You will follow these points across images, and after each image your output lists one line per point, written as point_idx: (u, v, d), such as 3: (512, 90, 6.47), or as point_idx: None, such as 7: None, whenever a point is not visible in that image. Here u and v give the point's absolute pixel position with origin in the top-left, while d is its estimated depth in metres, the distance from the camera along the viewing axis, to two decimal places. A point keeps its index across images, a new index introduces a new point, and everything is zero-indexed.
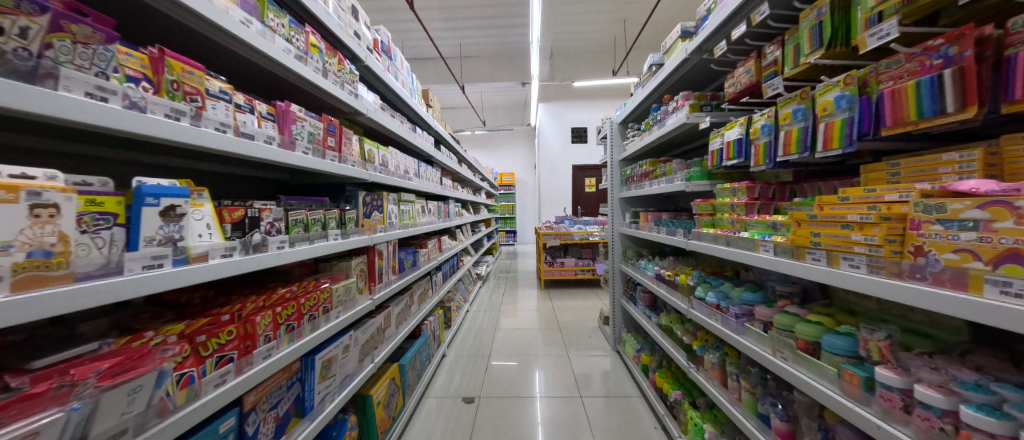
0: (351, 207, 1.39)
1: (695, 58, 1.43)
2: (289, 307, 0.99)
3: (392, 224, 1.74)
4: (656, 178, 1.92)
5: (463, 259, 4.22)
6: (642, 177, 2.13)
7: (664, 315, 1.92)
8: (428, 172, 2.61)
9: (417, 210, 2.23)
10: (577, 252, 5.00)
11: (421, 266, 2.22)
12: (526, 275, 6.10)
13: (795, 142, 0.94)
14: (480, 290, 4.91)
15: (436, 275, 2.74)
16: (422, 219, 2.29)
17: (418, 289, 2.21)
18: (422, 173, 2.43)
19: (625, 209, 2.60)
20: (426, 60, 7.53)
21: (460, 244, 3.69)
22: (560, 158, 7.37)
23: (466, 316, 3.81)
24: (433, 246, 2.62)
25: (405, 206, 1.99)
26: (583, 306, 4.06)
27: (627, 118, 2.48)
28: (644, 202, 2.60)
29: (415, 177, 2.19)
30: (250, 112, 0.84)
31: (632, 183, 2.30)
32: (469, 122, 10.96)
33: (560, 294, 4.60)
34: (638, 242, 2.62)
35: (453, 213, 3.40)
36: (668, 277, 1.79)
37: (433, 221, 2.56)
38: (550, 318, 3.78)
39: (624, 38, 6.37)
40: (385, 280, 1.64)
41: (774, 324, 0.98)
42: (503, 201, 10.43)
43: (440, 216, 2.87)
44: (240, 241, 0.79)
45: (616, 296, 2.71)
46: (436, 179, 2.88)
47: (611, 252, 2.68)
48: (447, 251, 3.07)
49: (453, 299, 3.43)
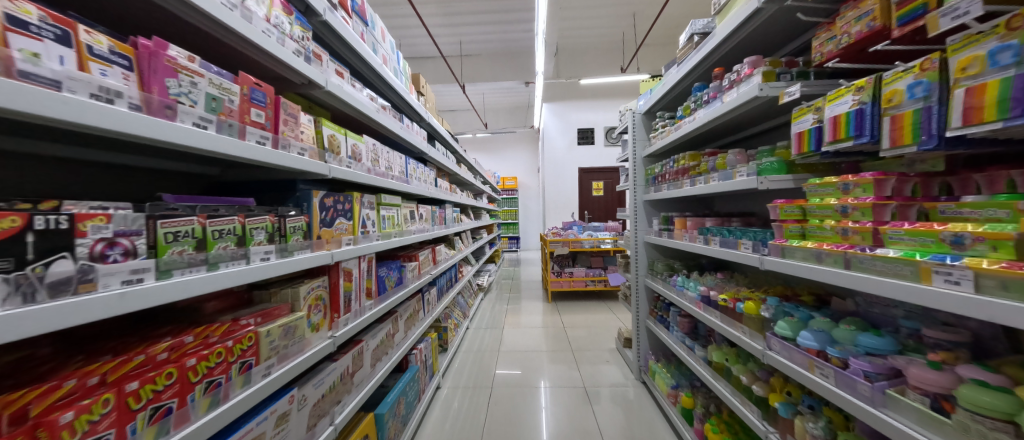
0: (299, 212, 1.01)
1: (770, 8, 1.08)
2: (160, 378, 0.59)
3: (366, 234, 1.36)
4: (700, 175, 1.54)
5: (463, 269, 3.84)
6: (676, 175, 1.74)
7: (714, 349, 1.47)
8: (420, 172, 2.24)
9: (405, 216, 1.86)
10: (587, 261, 4.60)
11: (407, 284, 1.82)
12: (531, 284, 5.70)
13: (991, 106, 0.55)
14: (481, 303, 4.52)
15: (430, 293, 2.35)
16: (411, 227, 1.92)
17: (405, 312, 1.83)
18: (412, 173, 2.05)
19: (651, 214, 2.21)
20: (426, 59, 7.29)
21: (458, 253, 3.31)
22: (566, 161, 7.01)
23: (465, 333, 3.41)
24: (425, 258, 2.23)
25: (389, 211, 1.63)
26: (595, 322, 3.64)
27: (654, 107, 2.11)
28: (674, 206, 2.21)
29: (402, 178, 1.81)
30: (51, 38, 0.44)
31: (662, 183, 1.90)
32: (471, 124, 10.66)
33: (569, 307, 4.19)
34: (667, 253, 2.22)
35: (450, 220, 3.03)
36: (723, 302, 1.36)
37: (426, 230, 2.18)
38: (560, 336, 3.35)
39: (633, 34, 6.05)
40: (351, 308, 1.24)
41: (964, 405, 0.63)
42: (506, 206, 10.06)
43: (435, 224, 2.49)
44: (5, 279, 0.38)
45: (640, 317, 2.27)
46: (430, 181, 2.50)
47: (634, 265, 2.27)
48: (444, 264, 2.68)
49: (451, 317, 3.05)
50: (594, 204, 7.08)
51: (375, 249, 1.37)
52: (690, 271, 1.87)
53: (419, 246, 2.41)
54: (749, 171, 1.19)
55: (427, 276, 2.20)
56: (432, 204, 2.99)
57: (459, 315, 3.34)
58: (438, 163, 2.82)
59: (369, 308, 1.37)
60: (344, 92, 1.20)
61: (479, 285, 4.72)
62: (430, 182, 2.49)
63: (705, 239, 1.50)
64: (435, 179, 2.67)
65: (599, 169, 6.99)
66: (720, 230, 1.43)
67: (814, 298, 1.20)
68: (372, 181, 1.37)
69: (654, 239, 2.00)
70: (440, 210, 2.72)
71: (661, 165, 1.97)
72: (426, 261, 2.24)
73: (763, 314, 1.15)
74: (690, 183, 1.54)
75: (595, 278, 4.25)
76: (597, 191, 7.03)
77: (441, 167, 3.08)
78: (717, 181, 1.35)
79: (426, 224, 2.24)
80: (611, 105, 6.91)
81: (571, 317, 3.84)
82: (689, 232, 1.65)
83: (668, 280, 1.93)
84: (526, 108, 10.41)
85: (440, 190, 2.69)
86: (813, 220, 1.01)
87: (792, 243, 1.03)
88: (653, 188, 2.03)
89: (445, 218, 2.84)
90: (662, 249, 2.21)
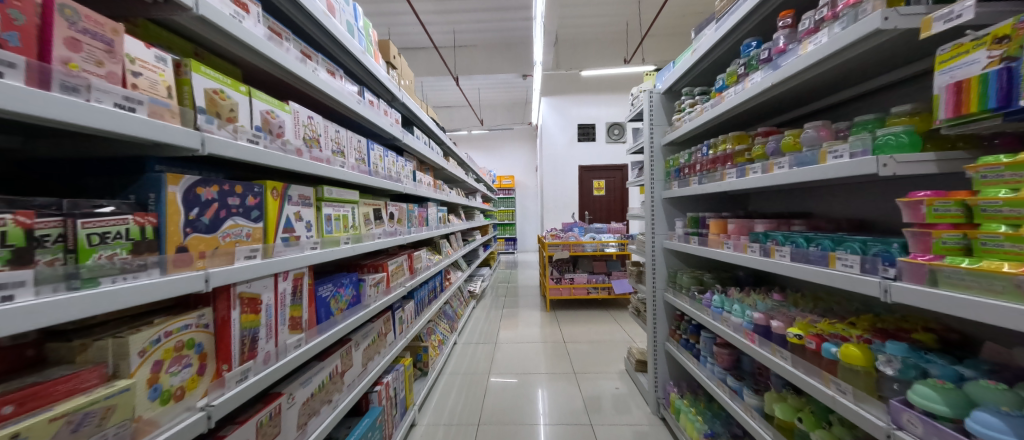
0: (136, 209, 0.61)
1: None
2: None
3: (292, 241, 0.97)
4: (749, 163, 1.12)
5: (451, 276, 3.43)
6: (711, 164, 1.34)
7: (775, 399, 1.03)
8: (391, 163, 1.83)
9: (363, 216, 1.45)
10: (588, 265, 4.20)
11: (364, 304, 1.41)
12: (527, 290, 5.31)
13: None
14: (473, 311, 4.11)
15: (405, 310, 1.93)
16: (374, 231, 1.52)
17: (363, 339, 1.41)
18: (378, 162, 1.64)
19: (671, 216, 1.82)
20: (419, 50, 6.89)
21: (444, 259, 2.90)
22: (565, 158, 6.62)
23: (452, 349, 2.99)
24: (396, 267, 1.82)
25: (335, 210, 1.22)
26: (600, 336, 3.23)
27: (677, 83, 1.70)
28: (698, 206, 1.81)
29: (360, 166, 1.41)
30: None
31: (690, 177, 1.51)
32: (466, 121, 10.25)
33: (569, 317, 3.79)
34: (691, 263, 1.81)
35: (434, 221, 2.62)
36: (793, 339, 0.92)
37: (397, 233, 1.77)
38: (560, 352, 2.94)
39: (638, 23, 5.68)
40: (259, 350, 0.85)
41: None
42: (502, 206, 9.73)
43: (413, 227, 2.09)
44: None
45: (657, 339, 1.86)
46: (407, 175, 2.09)
47: (649, 277, 1.88)
48: (425, 272, 2.28)
49: (434, 332, 2.64)
50: (595, 204, 6.68)
51: (302, 263, 0.97)
52: (725, 287, 1.46)
53: (392, 253, 1.99)
54: (845, 146, 0.75)
55: (399, 290, 1.79)
56: (412, 202, 2.58)
57: (445, 329, 2.93)
58: (419, 154, 2.41)
59: (300, 342, 0.97)
60: (242, 29, 0.79)
61: (470, 292, 4.31)
62: (406, 175, 2.08)
63: (755, 249, 1.06)
64: (415, 174, 2.26)
65: (600, 167, 6.60)
66: (793, 236, 0.94)
67: (939, 339, 0.82)
68: (297, 166, 0.96)
69: (677, 247, 1.61)
70: (420, 209, 2.32)
71: (687, 153, 1.58)
72: (397, 270, 1.82)
73: (883, 368, 0.69)
74: (735, 173, 1.13)
75: (598, 284, 3.85)
76: (598, 190, 6.63)
77: (424, 160, 2.66)
78: (783, 168, 0.93)
79: (399, 226, 1.84)
80: (614, 99, 6.51)
81: (571, 329, 3.44)
82: (729, 241, 1.23)
83: (694, 296, 1.52)
84: (523, 104, 10.00)
85: (420, 185, 2.27)
86: (988, 225, 0.53)
87: (946, 260, 0.56)
88: (676, 184, 1.64)
89: (426, 218, 2.42)
90: (685, 256, 1.81)
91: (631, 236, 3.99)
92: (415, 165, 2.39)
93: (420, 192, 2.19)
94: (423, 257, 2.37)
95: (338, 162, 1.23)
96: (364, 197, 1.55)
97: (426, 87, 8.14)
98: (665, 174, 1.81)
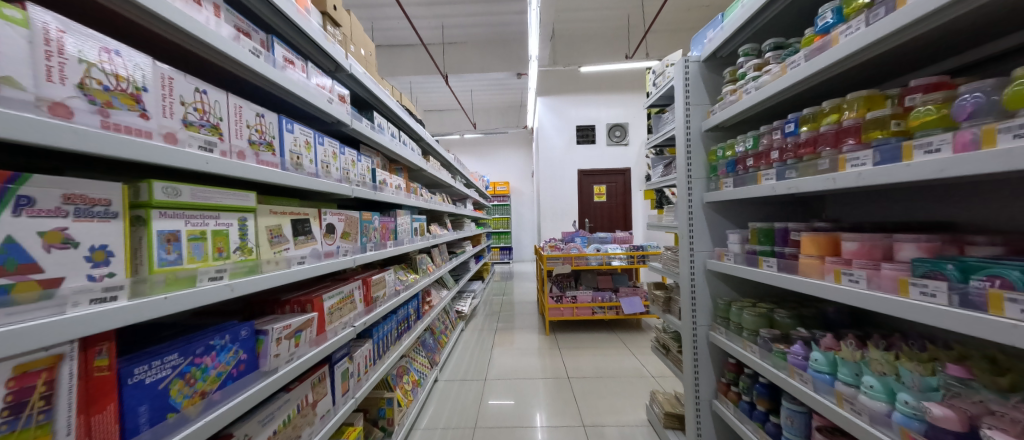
0: None
1: None
2: None
3: (24, 294, 0.43)
4: (903, 139, 0.66)
5: (434, 296, 2.92)
6: (804, 148, 0.88)
7: None
8: (336, 156, 1.34)
9: (268, 232, 0.94)
10: (592, 280, 3.71)
11: (263, 373, 0.89)
12: (523, 306, 4.79)
13: None
14: (461, 334, 3.58)
15: (357, 359, 1.40)
16: (291, 254, 1.02)
17: (261, 430, 0.87)
18: (308, 153, 1.15)
19: (716, 228, 1.35)
20: (406, 47, 6.47)
21: (422, 279, 2.39)
22: (563, 162, 6.18)
23: (433, 388, 2.46)
24: (339, 301, 1.30)
25: (190, 223, 0.71)
26: (610, 367, 2.71)
27: (727, 45, 1.24)
28: (750, 214, 1.34)
29: (262, 155, 0.92)
30: None
31: (759, 170, 1.05)
32: (458, 125, 9.81)
33: (572, 342, 3.27)
34: (744, 292, 1.34)
35: (407, 233, 2.11)
36: None
37: (340, 255, 1.27)
38: (563, 390, 2.41)
39: (640, 16, 5.30)
40: None
41: None
42: (496, 214, 9.25)
43: (371, 242, 1.58)
44: None
45: (700, 396, 1.36)
46: (364, 173, 1.59)
47: (685, 309, 1.40)
48: (391, 301, 1.76)
49: (406, 372, 2.11)
50: (596, 211, 6.22)
51: (56, 339, 0.45)
52: (815, 336, 0.98)
53: (340, 279, 1.48)
54: None
55: (342, 333, 1.27)
56: (379, 210, 2.07)
57: (424, 364, 2.40)
58: (387, 151, 1.92)
59: None
60: None
61: (458, 311, 3.78)
62: (363, 174, 1.58)
63: (938, 292, 0.58)
64: (380, 174, 1.76)
65: (600, 171, 6.16)
66: None
67: None
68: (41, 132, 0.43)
69: (734, 272, 1.14)
70: (387, 219, 1.83)
71: (746, 138, 1.12)
72: (341, 306, 1.30)
73: None
74: (877, 156, 0.68)
75: (604, 303, 3.36)
76: (598, 196, 6.18)
77: (394, 159, 2.17)
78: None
79: (345, 243, 1.34)
80: (614, 99, 6.12)
81: (575, 359, 2.91)
82: (851, 269, 0.75)
83: (766, 345, 1.04)
84: (518, 107, 9.62)
85: (384, 188, 1.78)
86: None
87: None
88: (727, 184, 1.18)
89: (395, 230, 1.92)
90: (736, 282, 1.33)
91: (640, 247, 3.53)
92: (381, 164, 1.90)
93: (385, 198, 1.70)
94: (390, 280, 1.85)
95: (203, 141, 0.73)
96: (279, 202, 1.05)
97: (414, 87, 7.71)
98: (707, 171, 1.35)
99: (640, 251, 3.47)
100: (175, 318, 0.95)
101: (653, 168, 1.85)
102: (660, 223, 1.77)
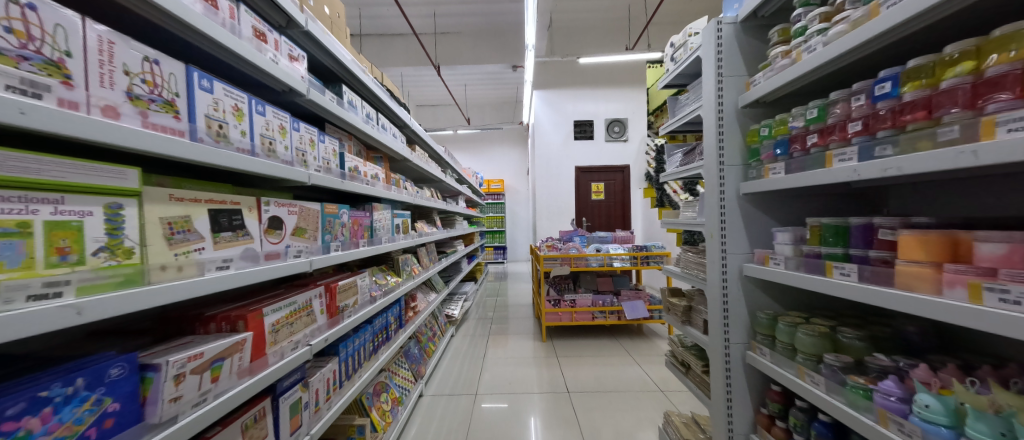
0: None
1: None
2: None
3: None
4: None
5: (422, 300, 2.65)
6: (904, 114, 0.64)
7: None
8: (285, 132, 1.06)
9: (165, 225, 0.67)
10: (592, 283, 3.48)
11: (150, 427, 0.61)
12: (518, 309, 4.54)
13: None
14: (451, 341, 3.31)
15: (315, 385, 1.12)
16: (205, 256, 0.74)
17: None
18: (238, 123, 0.87)
19: (754, 225, 1.12)
20: (396, 36, 6.15)
21: (405, 282, 2.11)
22: (560, 158, 5.94)
23: (417, 404, 2.19)
24: (290, 315, 1.03)
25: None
26: (615, 380, 2.48)
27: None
28: (794, 209, 1.12)
29: (151, 114, 0.64)
30: None
31: (828, 149, 0.81)
32: (451, 120, 9.50)
33: (572, 349, 3.04)
34: (787, 304, 1.11)
35: (387, 231, 1.85)
36: None
37: (289, 257, 1.00)
38: (564, 405, 2.16)
39: (642, 6, 5.08)
40: None
41: None
42: (490, 212, 8.98)
43: (337, 240, 1.31)
44: None
45: (735, 430, 1.11)
46: (329, 158, 1.32)
47: (715, 322, 1.16)
48: (364, 311, 1.49)
49: (385, 389, 1.84)
50: (593, 210, 6.00)
51: None
52: (903, 367, 0.75)
53: (296, 285, 1.20)
54: None
55: (291, 355, 0.99)
56: (353, 204, 1.80)
57: (406, 378, 2.12)
58: (362, 135, 1.64)
59: None
60: None
61: (447, 316, 3.52)
62: (327, 158, 1.31)
63: None
64: (351, 161, 1.50)
65: (599, 169, 5.94)
66: None
67: None
68: None
69: (787, 281, 0.90)
70: (361, 213, 1.56)
71: (804, 110, 0.88)
72: (292, 321, 1.03)
73: None
74: None
75: (605, 307, 3.13)
76: (596, 194, 5.96)
77: (371, 145, 1.89)
78: None
79: (299, 242, 1.07)
80: (613, 94, 5.90)
81: (575, 370, 2.66)
82: (1001, 283, 0.50)
83: (834, 376, 0.81)
84: (513, 102, 9.35)
85: (357, 177, 1.51)
86: None
87: None
88: (775, 170, 0.95)
89: (371, 227, 1.65)
90: (776, 290, 1.10)
91: (643, 247, 3.29)
92: (354, 149, 1.63)
93: (355, 188, 1.42)
94: (364, 285, 1.58)
95: (20, 80, 0.43)
96: (194, 186, 0.78)
97: (406, 79, 7.39)
98: (743, 156, 1.12)
99: (643, 251, 3.24)
100: (40, 345, 0.68)
101: (670, 159, 1.63)
102: (678, 221, 1.54)
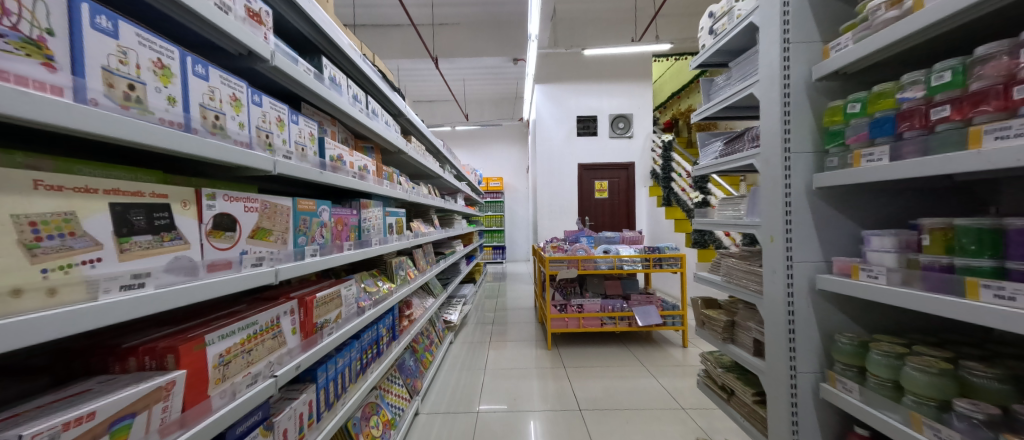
0: None
1: None
2: None
3: None
4: None
5: (418, 306, 2.43)
6: None
7: None
8: (241, 105, 0.84)
9: (22, 227, 0.40)
10: (599, 286, 3.27)
11: None
12: (519, 312, 4.32)
13: None
14: (449, 348, 3.10)
15: (281, 426, 0.88)
16: (93, 275, 0.48)
17: None
18: (162, 86, 0.63)
19: (825, 226, 0.91)
20: (392, 27, 5.89)
21: (400, 289, 1.89)
22: (562, 155, 5.73)
23: (413, 423, 1.96)
24: (247, 341, 0.80)
25: None
26: (630, 394, 2.26)
27: None
28: (877, 207, 0.92)
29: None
30: None
31: (971, 125, 0.60)
32: (449, 116, 9.25)
33: (579, 358, 2.82)
34: (868, 323, 0.90)
35: (379, 231, 1.62)
36: None
37: (246, 267, 0.77)
38: (576, 424, 1.95)
39: None
40: None
41: None
42: (489, 211, 8.76)
43: (316, 242, 1.08)
44: None
45: None
46: (304, 142, 1.10)
47: (777, 344, 0.96)
48: (349, 326, 1.25)
49: (377, 411, 1.61)
50: (597, 209, 5.79)
51: None
52: None
53: (263, 299, 0.97)
54: None
55: (245, 395, 0.74)
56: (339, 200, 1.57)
57: (401, 395, 1.89)
58: (348, 119, 1.41)
59: None
60: None
61: (446, 321, 3.30)
62: (301, 143, 1.08)
63: None
64: (335, 148, 1.26)
65: (602, 166, 5.74)
66: None
67: None
68: None
69: (892, 301, 0.70)
70: (347, 211, 1.33)
71: (924, 76, 0.68)
72: (251, 347, 0.80)
73: None
74: None
75: (615, 313, 2.92)
76: (599, 192, 5.75)
77: (359, 133, 1.66)
78: None
79: (261, 247, 0.83)
80: (618, 89, 5.69)
81: (585, 382, 2.44)
82: None
83: (974, 434, 0.58)
84: (513, 99, 9.13)
85: (341, 167, 1.28)
86: None
87: None
88: (872, 156, 0.76)
89: (360, 227, 1.42)
90: (848, 305, 0.90)
91: (655, 249, 3.07)
92: (339, 137, 1.40)
93: (337, 180, 1.19)
94: (352, 294, 1.35)
95: None
96: (92, 170, 0.53)
97: (402, 72, 7.12)
98: (811, 141, 0.92)
99: (655, 252, 3.04)
100: None
101: (705, 150, 1.44)
102: (716, 220, 1.33)
